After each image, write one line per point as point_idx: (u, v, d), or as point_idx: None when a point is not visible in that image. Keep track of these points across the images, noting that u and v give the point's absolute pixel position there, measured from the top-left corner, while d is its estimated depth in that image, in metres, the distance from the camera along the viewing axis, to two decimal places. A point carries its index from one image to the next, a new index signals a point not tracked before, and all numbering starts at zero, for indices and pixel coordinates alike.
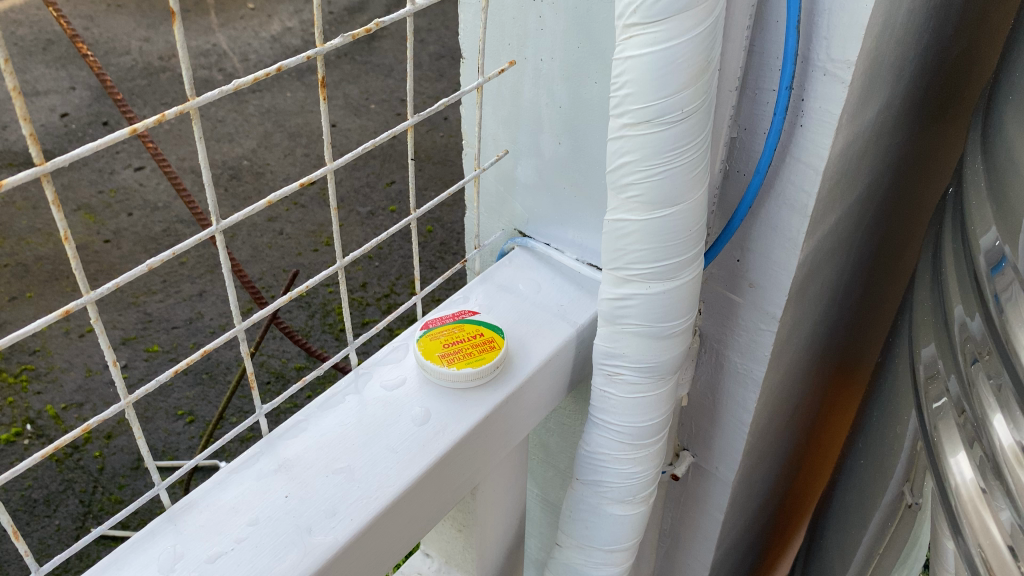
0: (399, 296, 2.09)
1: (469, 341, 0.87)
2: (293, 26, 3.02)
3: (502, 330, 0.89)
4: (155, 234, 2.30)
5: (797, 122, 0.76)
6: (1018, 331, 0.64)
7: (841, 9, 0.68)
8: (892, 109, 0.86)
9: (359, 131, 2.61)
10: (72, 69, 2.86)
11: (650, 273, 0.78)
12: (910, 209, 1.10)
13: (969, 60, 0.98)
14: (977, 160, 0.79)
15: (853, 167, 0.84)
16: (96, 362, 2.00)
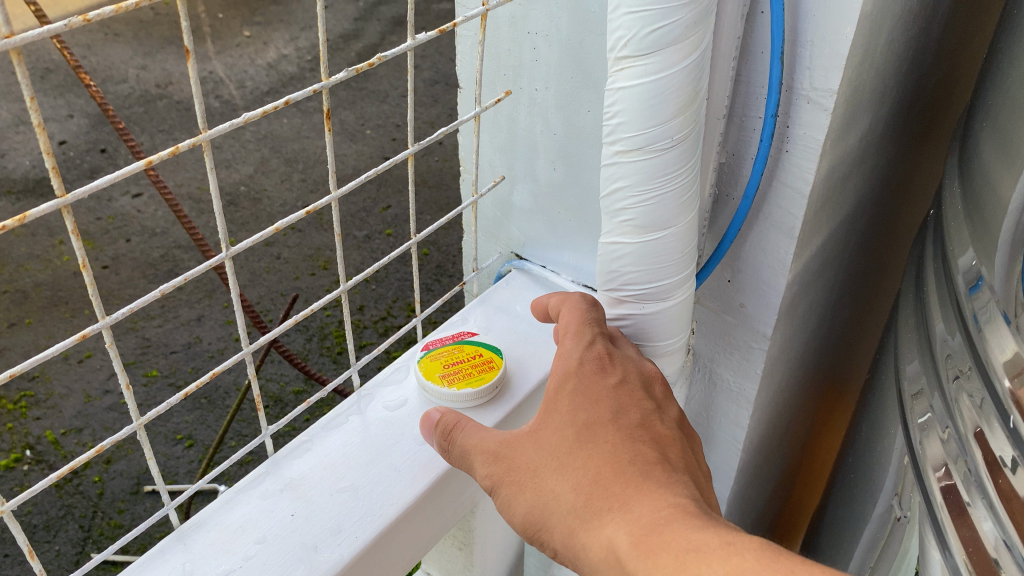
0: (396, 318, 2.12)
1: (472, 363, 0.89)
2: (289, 54, 3.07)
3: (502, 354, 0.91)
4: (153, 260, 2.32)
5: (782, 148, 0.79)
6: (994, 348, 0.67)
7: (822, 40, 0.72)
8: (875, 133, 0.89)
9: (355, 156, 2.64)
10: (70, 97, 2.89)
11: (641, 289, 0.81)
12: (895, 229, 1.13)
13: (951, 83, 1.02)
14: (956, 183, 0.82)
15: (838, 190, 0.87)
16: (95, 389, 2.01)
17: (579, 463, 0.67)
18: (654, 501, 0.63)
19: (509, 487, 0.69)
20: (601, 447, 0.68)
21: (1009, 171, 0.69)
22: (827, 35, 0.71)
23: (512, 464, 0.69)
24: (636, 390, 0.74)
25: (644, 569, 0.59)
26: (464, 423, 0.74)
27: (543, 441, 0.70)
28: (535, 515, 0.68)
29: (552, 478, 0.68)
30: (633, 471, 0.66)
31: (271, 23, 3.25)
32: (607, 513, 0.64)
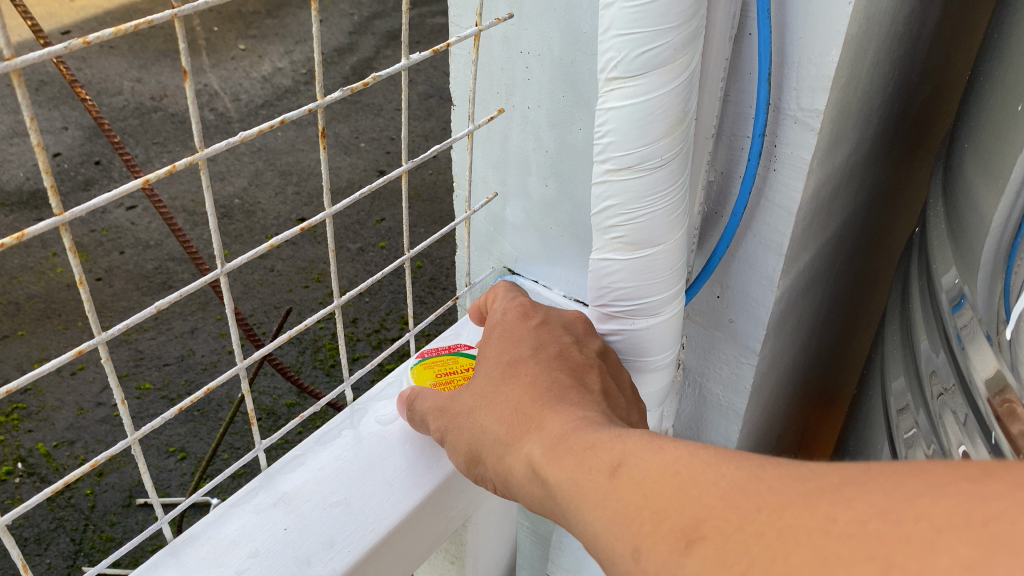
0: (389, 331, 2.12)
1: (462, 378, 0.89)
2: (284, 67, 3.08)
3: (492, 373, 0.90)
4: (147, 272, 2.32)
5: (770, 167, 0.80)
6: (976, 364, 0.68)
7: (808, 62, 0.73)
8: (861, 153, 0.91)
9: (349, 169, 2.65)
10: (65, 110, 2.90)
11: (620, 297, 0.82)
12: (883, 244, 1.14)
13: (937, 102, 1.03)
14: (940, 203, 0.83)
15: (825, 209, 0.89)
16: (88, 401, 2.01)
17: (501, 394, 0.67)
18: (563, 416, 0.61)
19: (454, 433, 0.71)
20: (522, 379, 0.67)
21: (992, 190, 0.71)
22: (814, 57, 0.73)
23: (451, 411, 0.72)
24: (556, 329, 0.75)
25: (552, 472, 0.55)
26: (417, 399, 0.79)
27: (474, 386, 0.71)
28: (473, 449, 0.68)
29: (480, 414, 0.68)
30: (553, 396, 0.64)
31: (265, 37, 3.26)
32: (529, 427, 0.62)
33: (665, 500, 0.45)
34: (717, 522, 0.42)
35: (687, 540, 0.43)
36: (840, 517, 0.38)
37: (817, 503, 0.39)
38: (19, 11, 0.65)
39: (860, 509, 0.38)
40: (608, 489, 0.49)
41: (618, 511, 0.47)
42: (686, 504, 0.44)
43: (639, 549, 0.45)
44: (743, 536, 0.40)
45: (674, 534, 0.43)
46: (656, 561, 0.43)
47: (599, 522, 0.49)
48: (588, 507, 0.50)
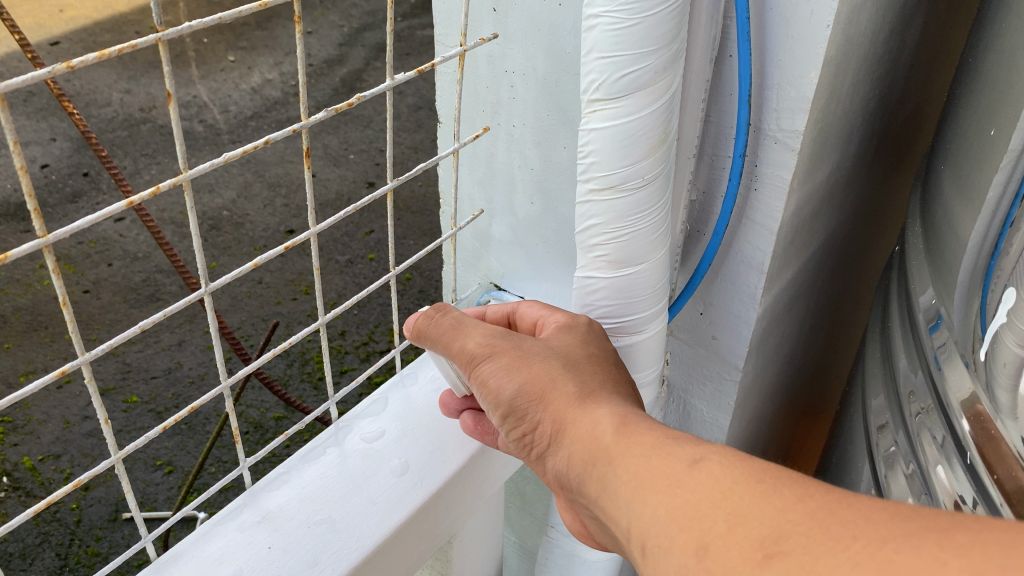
0: (377, 343, 2.12)
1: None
2: (273, 79, 3.09)
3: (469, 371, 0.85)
4: (135, 284, 2.32)
5: (751, 186, 0.81)
6: (952, 386, 0.70)
7: (787, 84, 0.74)
8: (843, 171, 0.92)
9: (338, 181, 2.65)
10: (53, 121, 2.89)
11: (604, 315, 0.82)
12: (867, 259, 1.15)
13: (918, 119, 1.04)
14: (918, 225, 0.85)
15: (806, 228, 0.89)
16: (74, 414, 2.00)
17: (580, 368, 0.67)
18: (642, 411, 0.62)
19: (506, 361, 0.67)
20: (604, 366, 0.68)
21: (969, 210, 0.73)
22: (794, 79, 0.74)
23: (515, 342, 0.69)
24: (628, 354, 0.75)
25: (623, 450, 0.56)
26: (455, 315, 0.73)
27: (553, 340, 0.70)
28: (531, 386, 0.65)
29: (551, 367, 0.66)
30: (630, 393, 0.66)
31: (255, 49, 3.27)
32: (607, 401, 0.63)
33: (747, 505, 0.46)
34: (800, 540, 0.42)
35: (766, 554, 0.43)
36: (950, 563, 0.37)
37: (926, 546, 0.38)
38: (12, 32, 0.66)
39: (973, 559, 0.37)
40: (689, 478, 0.50)
41: (690, 504, 0.48)
42: (764, 518, 0.44)
43: (702, 548, 0.46)
44: (836, 561, 0.40)
45: (752, 545, 0.43)
46: (714, 565, 0.44)
47: (667, 504, 0.50)
48: (659, 489, 0.51)
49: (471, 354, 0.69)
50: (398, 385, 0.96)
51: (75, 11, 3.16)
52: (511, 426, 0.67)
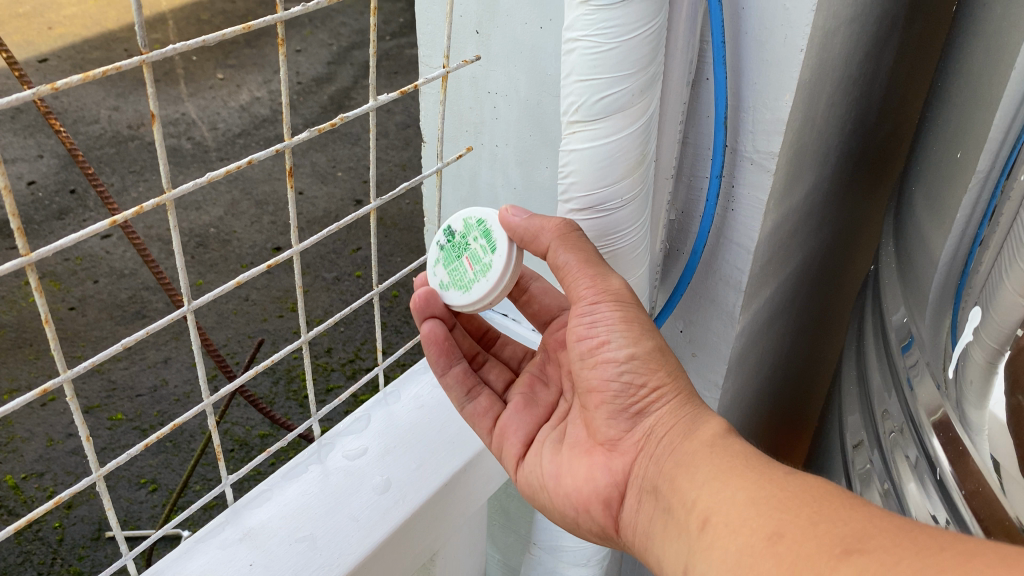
0: (364, 361, 2.12)
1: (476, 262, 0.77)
2: (262, 96, 3.10)
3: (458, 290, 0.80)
4: (121, 301, 2.31)
5: (729, 207, 0.83)
6: (923, 416, 0.76)
7: (762, 107, 0.76)
8: (820, 191, 0.93)
9: (326, 199, 2.66)
10: (40, 138, 2.89)
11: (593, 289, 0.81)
12: (846, 276, 1.17)
13: (894, 141, 1.07)
14: (891, 246, 0.93)
15: (783, 247, 0.91)
16: (58, 432, 1.99)
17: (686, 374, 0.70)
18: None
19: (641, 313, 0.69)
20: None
21: (939, 230, 0.81)
22: (769, 103, 0.75)
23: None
24: None
25: (723, 452, 0.60)
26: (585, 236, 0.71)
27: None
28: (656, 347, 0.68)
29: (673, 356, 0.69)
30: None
31: (244, 67, 3.28)
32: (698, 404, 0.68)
33: (828, 513, 0.51)
34: (882, 547, 0.46)
35: (845, 551, 0.47)
36: None
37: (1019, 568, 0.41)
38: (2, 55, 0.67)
39: None
40: (777, 478, 0.56)
41: (776, 500, 0.53)
42: (845, 525, 0.49)
43: (777, 536, 0.51)
44: (923, 564, 0.44)
45: (836, 545, 0.48)
46: (790, 550, 0.50)
47: (754, 493, 0.55)
48: (747, 479, 0.56)
49: (600, 283, 0.68)
50: (381, 402, 0.96)
51: (64, 28, 3.17)
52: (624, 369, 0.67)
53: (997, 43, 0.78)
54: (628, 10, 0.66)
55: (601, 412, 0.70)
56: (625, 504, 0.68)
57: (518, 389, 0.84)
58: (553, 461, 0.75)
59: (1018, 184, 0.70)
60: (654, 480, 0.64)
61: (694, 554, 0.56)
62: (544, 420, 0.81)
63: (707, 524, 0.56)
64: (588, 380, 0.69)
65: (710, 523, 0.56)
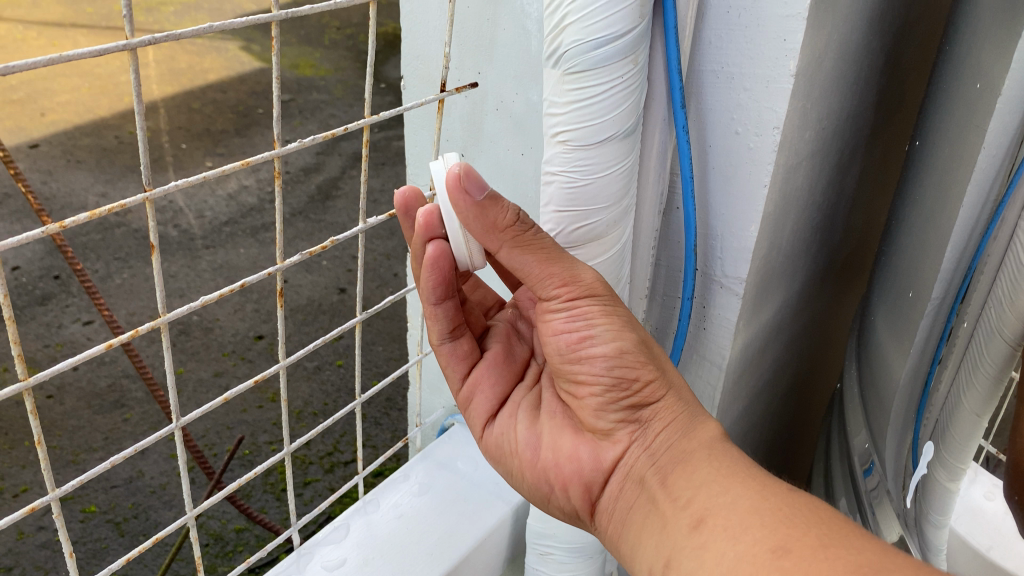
0: (343, 454, 1.82)
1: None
2: (250, 185, 3.02)
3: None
4: (99, 390, 1.96)
5: (701, 325, 0.87)
6: (882, 522, 0.96)
7: (730, 236, 0.81)
8: (790, 308, 0.98)
9: (310, 287, 2.46)
10: (27, 222, 2.68)
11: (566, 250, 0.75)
12: (818, 381, 1.20)
13: (859, 257, 1.12)
14: (854, 374, 1.11)
15: (755, 361, 0.95)
16: (29, 525, 1.82)
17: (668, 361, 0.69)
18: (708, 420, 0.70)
19: (619, 309, 0.67)
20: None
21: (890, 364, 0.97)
22: (737, 232, 0.80)
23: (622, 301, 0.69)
24: None
25: (721, 459, 0.62)
26: (541, 233, 0.64)
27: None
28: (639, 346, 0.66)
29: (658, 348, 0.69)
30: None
31: None
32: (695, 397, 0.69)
33: (833, 534, 0.52)
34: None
35: None
36: None
37: None
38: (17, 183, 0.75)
39: None
40: (785, 492, 0.57)
41: (781, 512, 0.55)
42: (853, 548, 0.51)
43: (782, 551, 0.52)
44: None
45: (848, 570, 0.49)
46: (794, 565, 0.51)
47: (756, 502, 0.56)
48: (751, 489, 0.58)
49: (571, 278, 0.65)
50: (360, 511, 0.97)
51: (57, 115, 3.24)
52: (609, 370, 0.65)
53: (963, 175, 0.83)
54: (602, 152, 0.70)
55: (590, 404, 0.68)
56: (606, 490, 0.69)
57: (496, 339, 0.80)
58: (531, 431, 0.74)
59: (963, 329, 0.88)
60: (644, 471, 0.65)
61: (680, 550, 0.59)
62: (518, 379, 0.79)
63: (702, 523, 0.58)
64: (574, 373, 0.67)
65: (705, 524, 0.58)
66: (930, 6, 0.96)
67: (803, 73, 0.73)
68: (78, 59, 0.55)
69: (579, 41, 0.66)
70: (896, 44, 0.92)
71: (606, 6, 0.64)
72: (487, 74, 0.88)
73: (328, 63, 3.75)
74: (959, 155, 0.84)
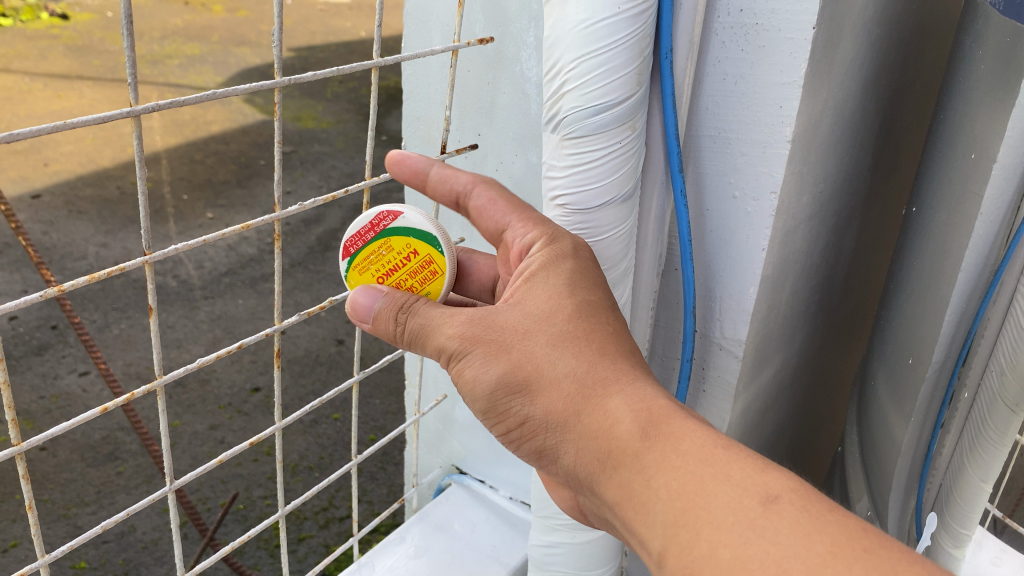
0: (338, 509, 1.77)
1: (407, 280, 0.71)
2: (250, 236, 3.03)
3: (438, 240, 0.70)
4: (94, 442, 1.90)
5: (701, 387, 0.87)
6: None
7: (728, 297, 0.81)
8: (789, 368, 0.97)
9: (308, 337, 2.44)
10: (27, 272, 2.67)
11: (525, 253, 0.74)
12: (819, 441, 1.19)
13: (858, 318, 1.12)
14: (855, 436, 1.15)
15: (755, 423, 0.94)
16: None
17: (564, 352, 0.59)
18: (652, 388, 0.58)
19: (485, 349, 0.60)
20: (598, 326, 0.61)
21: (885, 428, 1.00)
22: (736, 293, 0.80)
23: (493, 326, 0.61)
24: None
25: (664, 475, 0.52)
26: (410, 319, 0.63)
27: (529, 305, 0.61)
28: (513, 381, 0.60)
29: (542, 350, 0.60)
30: (633, 359, 0.60)
31: None
32: (610, 386, 0.58)
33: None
34: None
35: None
36: None
37: None
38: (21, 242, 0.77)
39: None
40: (761, 521, 0.47)
41: (772, 561, 0.45)
42: None
43: None
44: None
45: None
46: None
47: (739, 549, 0.47)
48: (723, 528, 0.48)
49: (436, 349, 0.62)
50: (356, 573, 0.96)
51: (59, 165, 3.26)
52: (493, 420, 0.63)
53: (963, 237, 0.83)
54: (601, 215, 0.71)
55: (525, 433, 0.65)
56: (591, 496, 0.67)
57: None
58: None
59: (962, 401, 0.91)
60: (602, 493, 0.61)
61: None
62: None
63: None
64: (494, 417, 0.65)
65: None
66: (924, 70, 0.97)
67: (799, 138, 0.73)
68: (81, 127, 0.56)
69: (578, 107, 0.67)
70: (891, 108, 0.93)
71: (604, 74, 0.65)
72: (487, 136, 0.89)
73: (329, 115, 3.79)
74: (955, 219, 0.84)
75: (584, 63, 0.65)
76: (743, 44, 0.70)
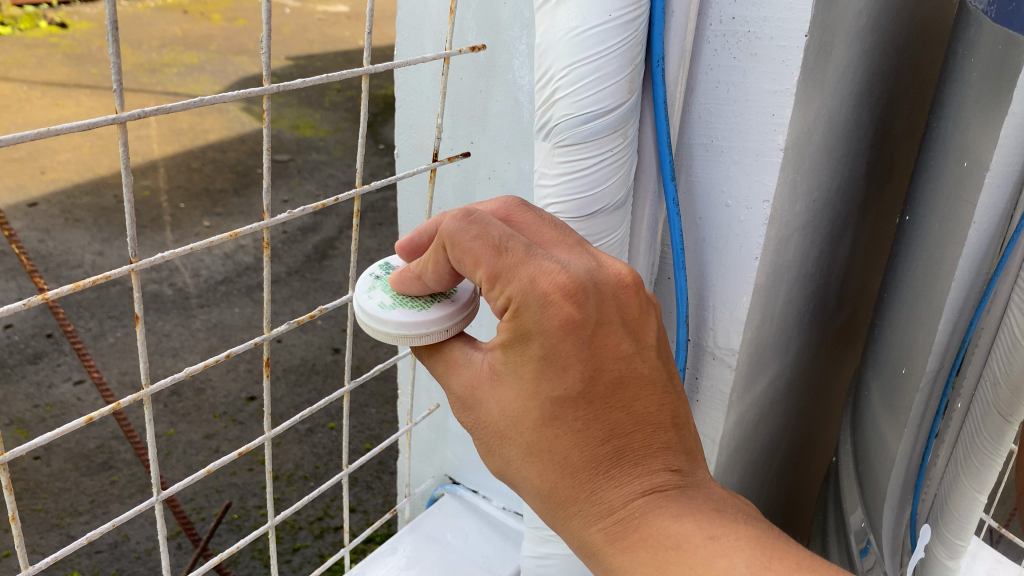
0: (334, 519, 1.76)
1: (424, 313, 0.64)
2: (247, 244, 3.02)
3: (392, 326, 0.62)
4: (88, 451, 1.89)
5: (694, 396, 0.86)
6: None
7: (722, 309, 0.80)
8: (784, 378, 0.97)
9: (304, 346, 2.43)
10: (22, 280, 2.66)
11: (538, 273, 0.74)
12: (813, 451, 1.19)
13: (853, 327, 1.12)
14: (848, 445, 1.15)
15: (749, 433, 0.94)
16: None
17: (539, 461, 0.56)
18: (626, 489, 0.55)
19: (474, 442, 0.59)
20: (568, 428, 0.55)
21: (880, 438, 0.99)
22: (730, 303, 0.79)
23: (473, 424, 0.58)
24: (611, 329, 0.56)
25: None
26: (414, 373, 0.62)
27: (500, 402, 0.56)
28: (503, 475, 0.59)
29: (518, 461, 0.57)
30: (608, 452, 0.56)
31: None
32: (586, 496, 0.56)
33: None
34: None
35: None
36: None
37: None
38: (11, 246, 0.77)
39: None
40: None
41: None
42: None
43: None
44: None
45: None
46: None
47: None
48: None
49: None
50: None
51: (57, 174, 3.25)
52: None
53: (957, 247, 0.83)
54: (593, 224, 0.70)
55: None
56: None
57: None
58: None
59: (955, 412, 0.91)
60: None
61: None
62: None
63: None
64: None
65: None
66: (918, 79, 0.97)
67: (792, 147, 0.73)
68: (66, 133, 0.55)
69: (569, 115, 0.66)
70: (885, 116, 0.93)
71: (594, 83, 0.64)
72: (480, 144, 0.88)
73: (327, 124, 3.80)
74: (949, 228, 0.84)
75: (577, 70, 0.64)
76: (735, 52, 0.70)
